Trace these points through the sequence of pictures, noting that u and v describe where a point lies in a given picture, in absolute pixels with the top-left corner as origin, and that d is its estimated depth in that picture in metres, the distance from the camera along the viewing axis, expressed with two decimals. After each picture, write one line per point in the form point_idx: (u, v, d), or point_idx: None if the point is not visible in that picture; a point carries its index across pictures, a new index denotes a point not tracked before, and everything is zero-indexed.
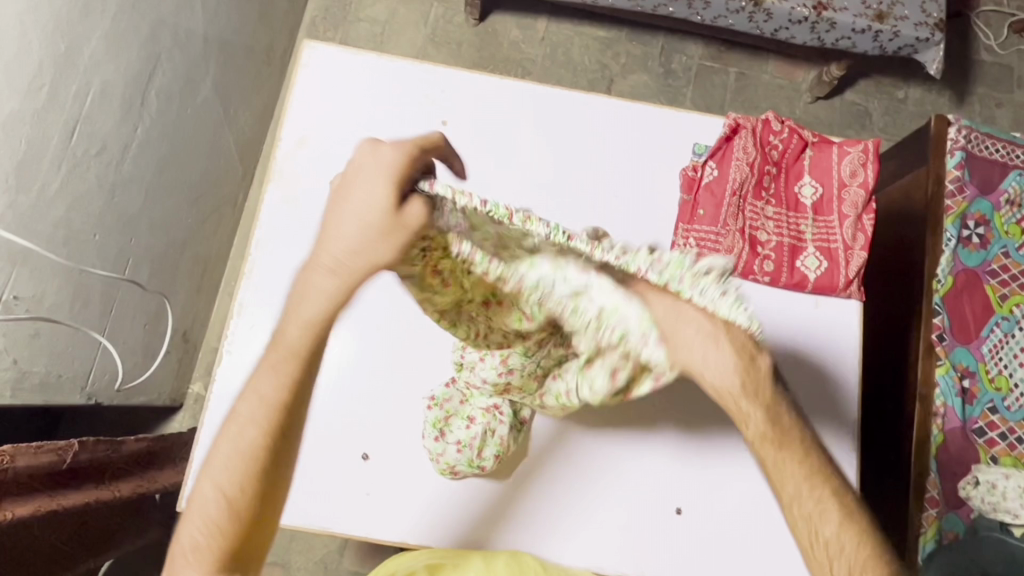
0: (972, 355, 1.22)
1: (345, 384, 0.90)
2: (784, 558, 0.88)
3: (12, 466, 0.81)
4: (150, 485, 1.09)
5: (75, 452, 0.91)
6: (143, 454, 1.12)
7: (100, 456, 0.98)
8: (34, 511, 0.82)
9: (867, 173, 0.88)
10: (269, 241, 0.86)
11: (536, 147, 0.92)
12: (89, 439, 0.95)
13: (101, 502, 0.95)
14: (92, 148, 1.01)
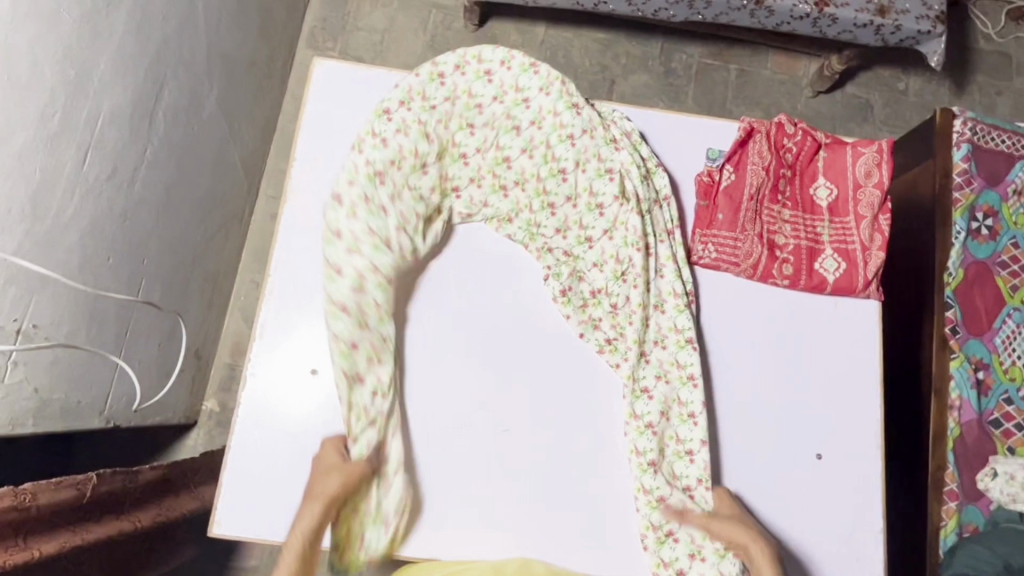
0: (985, 346, 1.23)
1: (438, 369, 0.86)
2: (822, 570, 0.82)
3: (34, 505, 0.81)
4: (168, 512, 1.10)
5: (95, 484, 0.91)
6: (157, 480, 1.10)
7: (117, 487, 0.97)
8: (60, 547, 0.84)
9: (882, 173, 0.88)
10: (287, 260, 0.86)
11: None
12: (106, 471, 0.95)
13: (123, 533, 0.97)
14: (104, 172, 0.99)
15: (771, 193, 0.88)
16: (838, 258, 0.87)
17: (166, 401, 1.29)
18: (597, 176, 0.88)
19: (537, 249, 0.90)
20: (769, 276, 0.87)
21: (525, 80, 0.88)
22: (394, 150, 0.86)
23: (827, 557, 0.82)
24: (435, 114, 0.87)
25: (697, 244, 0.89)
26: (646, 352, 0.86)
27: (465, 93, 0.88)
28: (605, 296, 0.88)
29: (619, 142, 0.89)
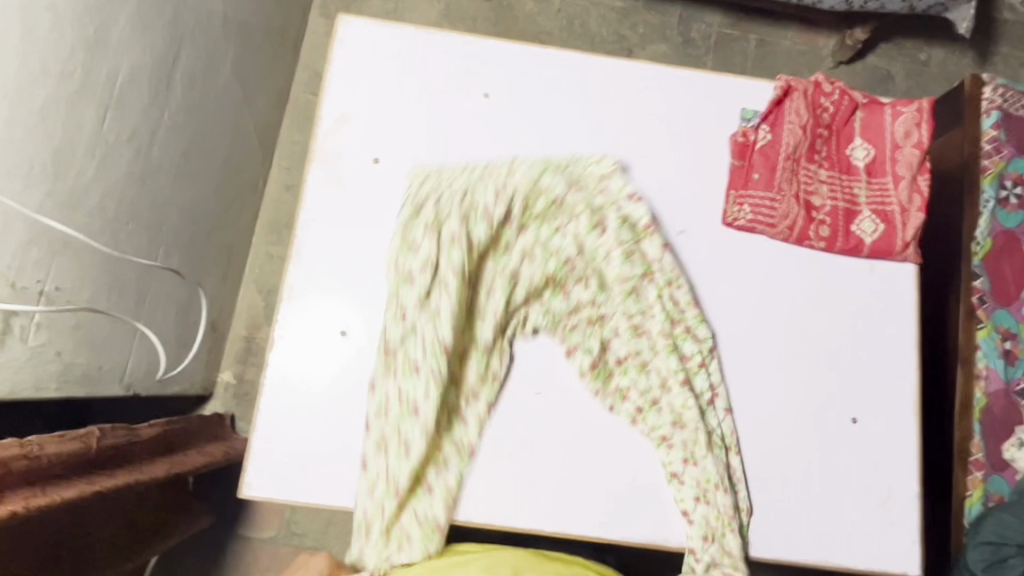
0: (1013, 316, 1.21)
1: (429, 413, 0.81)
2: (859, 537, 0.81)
3: (44, 454, 0.82)
4: (180, 466, 1.13)
5: (99, 438, 0.94)
6: (163, 438, 1.13)
7: (122, 441, 0.99)
8: (78, 495, 0.85)
9: (921, 133, 0.86)
10: (315, 224, 0.83)
11: (572, 126, 0.89)
12: (109, 427, 0.97)
13: (139, 483, 1.00)
14: (124, 134, 0.97)
15: (808, 152, 0.86)
16: (877, 220, 0.85)
17: (185, 372, 1.29)
18: (607, 257, 0.83)
19: (562, 332, 0.83)
20: (805, 238, 0.85)
21: (513, 174, 0.83)
22: (410, 200, 0.82)
23: (861, 530, 0.81)
24: (431, 218, 0.80)
25: (731, 205, 0.87)
26: (667, 435, 0.80)
27: (463, 195, 0.80)
28: (633, 360, 0.82)
29: (607, 221, 0.83)
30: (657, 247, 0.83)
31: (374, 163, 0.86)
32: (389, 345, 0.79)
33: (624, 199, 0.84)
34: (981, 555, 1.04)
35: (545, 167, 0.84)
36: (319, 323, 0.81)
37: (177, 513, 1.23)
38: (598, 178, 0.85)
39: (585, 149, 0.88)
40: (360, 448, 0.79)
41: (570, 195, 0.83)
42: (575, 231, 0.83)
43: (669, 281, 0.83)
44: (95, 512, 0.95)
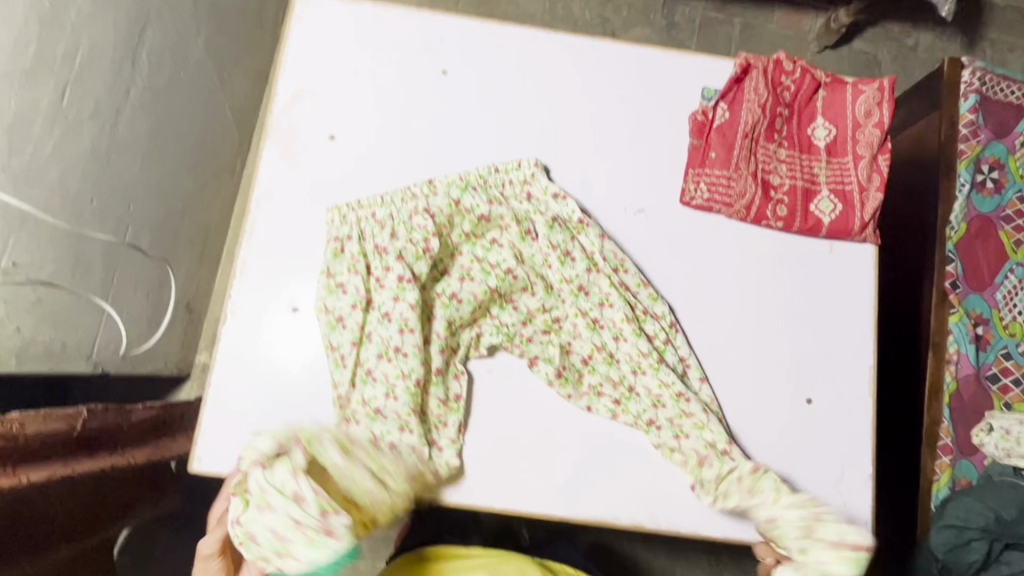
0: (985, 301, 1.21)
1: None
2: None
3: (22, 433, 0.84)
4: (162, 453, 1.15)
5: (85, 419, 0.96)
6: (154, 421, 1.16)
7: (111, 423, 1.03)
8: (48, 477, 0.87)
9: (882, 112, 0.85)
10: (270, 199, 0.83)
11: (530, 103, 0.88)
12: (98, 408, 1.00)
13: (116, 468, 1.02)
14: (85, 111, 0.98)
15: (766, 132, 0.85)
16: (834, 200, 0.85)
17: (156, 352, 1.28)
18: (550, 261, 0.82)
19: (517, 346, 0.81)
20: (762, 218, 0.85)
21: (434, 195, 0.82)
22: (346, 227, 0.81)
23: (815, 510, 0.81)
24: (356, 253, 0.80)
25: (689, 183, 0.86)
26: (654, 419, 0.79)
27: (383, 229, 0.80)
28: (598, 359, 0.82)
29: (535, 228, 0.83)
30: (595, 238, 0.83)
31: (330, 139, 0.85)
32: (337, 348, 0.78)
33: (549, 201, 0.84)
34: (945, 539, 1.02)
35: (463, 185, 0.82)
36: (272, 296, 0.81)
37: (148, 494, 1.22)
38: (520, 185, 0.84)
39: (502, 159, 0.86)
40: (318, 422, 0.79)
41: (495, 209, 0.82)
42: (509, 241, 0.82)
43: (616, 269, 0.83)
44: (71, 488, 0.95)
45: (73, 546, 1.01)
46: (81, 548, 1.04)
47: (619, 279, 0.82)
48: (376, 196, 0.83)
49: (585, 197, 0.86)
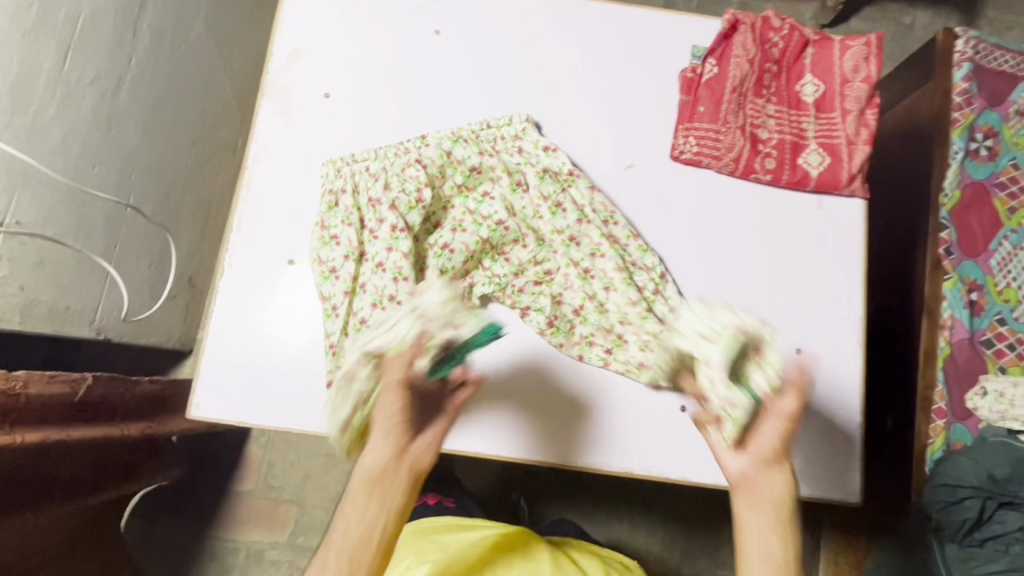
0: (980, 268, 1.20)
1: None
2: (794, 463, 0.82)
3: (24, 393, 0.84)
4: (158, 428, 1.14)
5: (88, 385, 0.96)
6: (156, 396, 1.16)
7: (112, 393, 1.03)
8: (46, 440, 0.87)
9: (869, 67, 0.86)
10: (266, 154, 0.85)
11: (519, 62, 0.89)
12: (102, 375, 1.00)
13: (112, 438, 1.02)
14: (87, 76, 1.00)
15: (754, 87, 0.86)
16: (822, 153, 0.86)
17: (156, 322, 1.29)
18: (539, 213, 0.84)
19: (509, 296, 0.82)
20: (750, 171, 0.86)
21: (426, 147, 0.84)
22: (343, 180, 0.83)
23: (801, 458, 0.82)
24: (349, 205, 0.82)
25: (678, 138, 0.87)
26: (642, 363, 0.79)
27: (377, 182, 0.82)
28: (589, 311, 0.82)
29: (525, 180, 0.84)
30: (585, 190, 0.85)
31: (324, 98, 0.87)
32: (330, 298, 0.80)
33: (540, 154, 0.85)
34: (938, 497, 1.03)
35: (455, 138, 0.84)
36: (268, 250, 0.83)
37: (145, 463, 1.23)
38: (511, 140, 0.86)
39: (494, 115, 0.88)
40: (311, 372, 0.81)
41: (486, 160, 0.84)
42: (499, 195, 0.83)
43: (606, 220, 0.84)
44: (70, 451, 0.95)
45: (70, 505, 1.02)
46: (77, 508, 1.05)
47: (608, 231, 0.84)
48: (370, 150, 0.85)
49: (574, 153, 0.87)
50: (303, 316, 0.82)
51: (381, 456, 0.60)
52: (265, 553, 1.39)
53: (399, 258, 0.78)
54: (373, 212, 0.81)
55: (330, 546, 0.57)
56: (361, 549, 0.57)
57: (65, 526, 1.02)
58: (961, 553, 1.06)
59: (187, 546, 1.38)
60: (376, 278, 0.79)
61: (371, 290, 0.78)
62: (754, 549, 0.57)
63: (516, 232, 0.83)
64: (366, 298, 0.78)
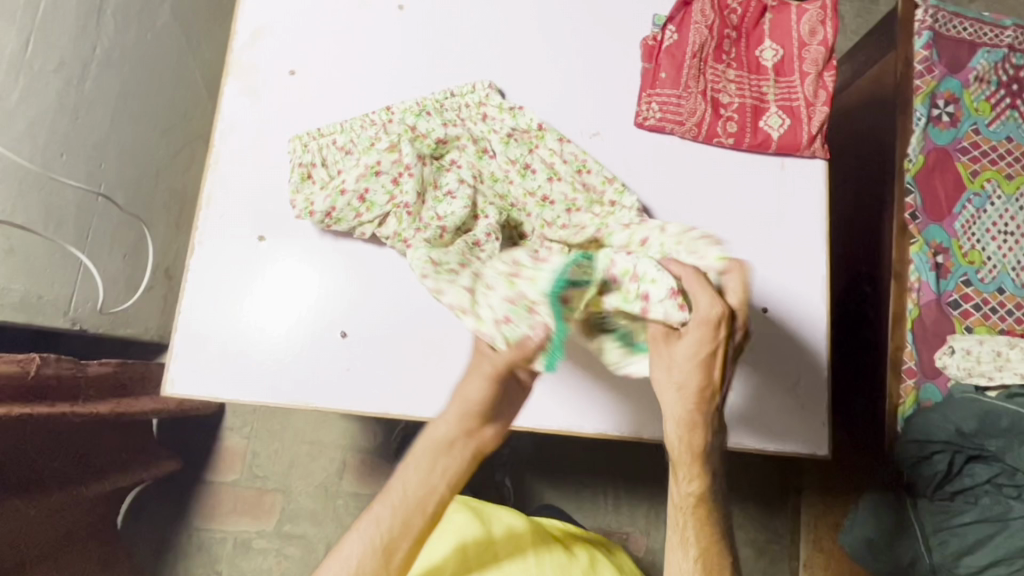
0: (945, 231, 1.15)
1: (359, 310, 0.82)
2: (766, 418, 0.84)
3: None
4: (127, 408, 1.13)
5: (39, 365, 0.96)
6: (112, 378, 1.14)
7: (65, 373, 1.01)
8: (8, 413, 0.89)
9: (826, 30, 0.88)
10: (232, 133, 0.86)
11: (481, 35, 0.90)
12: (51, 356, 0.99)
13: (72, 413, 1.00)
14: (50, 63, 1.01)
15: (714, 52, 0.88)
16: (782, 115, 0.88)
17: (136, 313, 1.26)
18: (512, 177, 0.84)
19: None
20: (713, 135, 0.88)
21: (391, 122, 0.85)
22: (311, 154, 0.83)
23: (772, 413, 0.84)
24: (324, 177, 0.83)
25: (642, 104, 0.89)
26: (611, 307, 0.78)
27: (345, 155, 0.83)
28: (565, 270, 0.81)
29: (491, 146, 0.85)
30: (555, 145, 0.86)
31: (290, 75, 0.88)
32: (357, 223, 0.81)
33: (505, 118, 0.86)
34: (907, 453, 1.02)
35: (416, 111, 0.85)
36: (238, 226, 0.84)
37: (138, 455, 1.25)
38: (476, 107, 0.87)
39: (456, 84, 0.89)
40: (287, 344, 0.82)
41: (450, 131, 0.84)
42: (468, 159, 0.84)
43: (579, 171, 0.86)
44: (43, 443, 0.98)
45: (65, 493, 1.05)
46: (71, 496, 1.06)
47: (581, 179, 0.85)
48: (336, 124, 0.86)
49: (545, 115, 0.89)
50: (286, 305, 0.83)
51: (451, 431, 0.67)
52: (252, 542, 1.39)
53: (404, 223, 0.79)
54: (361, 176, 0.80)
55: (387, 500, 0.66)
56: (414, 511, 0.66)
57: (56, 515, 1.04)
58: (933, 507, 1.03)
59: (175, 538, 1.37)
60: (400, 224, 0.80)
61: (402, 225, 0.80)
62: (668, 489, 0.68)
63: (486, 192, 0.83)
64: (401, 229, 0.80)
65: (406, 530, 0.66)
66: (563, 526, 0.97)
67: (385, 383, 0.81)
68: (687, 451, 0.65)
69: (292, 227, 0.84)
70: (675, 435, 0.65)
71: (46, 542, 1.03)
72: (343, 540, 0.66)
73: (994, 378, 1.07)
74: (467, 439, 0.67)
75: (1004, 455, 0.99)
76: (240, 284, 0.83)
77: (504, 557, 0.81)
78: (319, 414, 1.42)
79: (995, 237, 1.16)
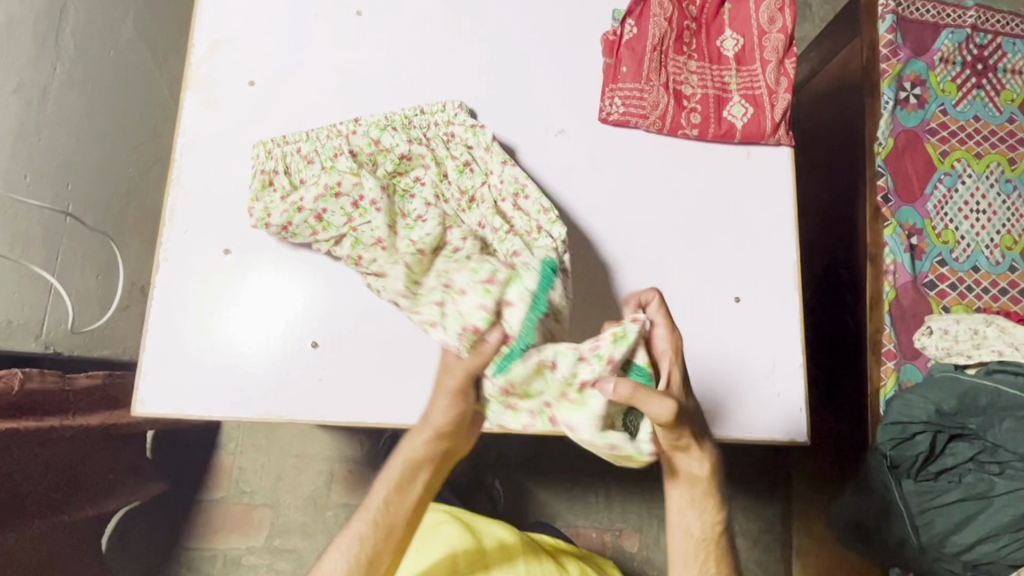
0: (917, 213, 1.16)
1: (326, 323, 0.82)
2: (743, 409, 0.83)
3: None
4: (118, 420, 1.14)
5: (22, 380, 0.96)
6: (103, 392, 1.15)
7: (49, 387, 1.01)
8: None
9: (785, 17, 0.88)
10: (193, 146, 0.86)
11: (440, 37, 0.90)
12: (33, 371, 0.99)
13: (59, 429, 1.00)
14: (8, 84, 1.00)
15: (675, 44, 0.88)
16: (745, 104, 0.88)
17: (113, 333, 1.25)
18: (463, 207, 0.82)
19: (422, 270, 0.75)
20: (677, 127, 0.88)
21: (356, 133, 0.83)
22: (275, 161, 0.82)
23: (746, 403, 0.83)
24: (285, 185, 0.82)
25: (605, 100, 0.88)
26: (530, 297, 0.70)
27: (308, 164, 0.82)
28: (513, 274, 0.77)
29: (451, 169, 0.83)
30: (499, 167, 0.82)
31: (250, 85, 0.87)
32: (310, 237, 0.81)
33: (470, 135, 0.84)
34: (889, 435, 1.01)
35: (382, 126, 0.83)
36: (203, 242, 0.83)
37: (128, 476, 1.23)
38: (444, 126, 0.84)
39: (427, 102, 0.87)
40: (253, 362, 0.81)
41: (415, 147, 0.83)
42: (430, 180, 0.82)
43: (517, 193, 0.81)
44: (25, 467, 0.97)
45: (50, 519, 1.02)
46: (56, 523, 1.04)
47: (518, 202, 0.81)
48: (302, 132, 0.85)
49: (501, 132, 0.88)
50: (265, 321, 0.82)
51: (426, 449, 0.70)
52: (243, 559, 1.37)
53: (362, 241, 0.79)
54: (315, 187, 0.79)
55: (367, 515, 0.70)
56: (393, 525, 0.70)
57: (43, 538, 1.03)
58: (917, 487, 1.01)
59: (164, 557, 1.36)
60: (354, 245, 0.79)
61: (351, 246, 0.80)
62: (677, 524, 0.69)
63: (451, 206, 0.82)
64: (363, 244, 0.79)
65: (387, 540, 0.70)
66: (554, 541, 0.96)
67: (357, 392, 0.80)
68: (710, 484, 0.69)
69: (256, 241, 0.84)
70: (694, 467, 0.67)
71: (32, 567, 1.02)
72: (325, 558, 0.69)
73: (973, 356, 1.05)
74: (437, 454, 0.70)
75: (985, 433, 0.99)
76: (207, 303, 0.82)
77: (494, 566, 0.80)
78: (303, 427, 1.41)
79: (968, 217, 1.16)
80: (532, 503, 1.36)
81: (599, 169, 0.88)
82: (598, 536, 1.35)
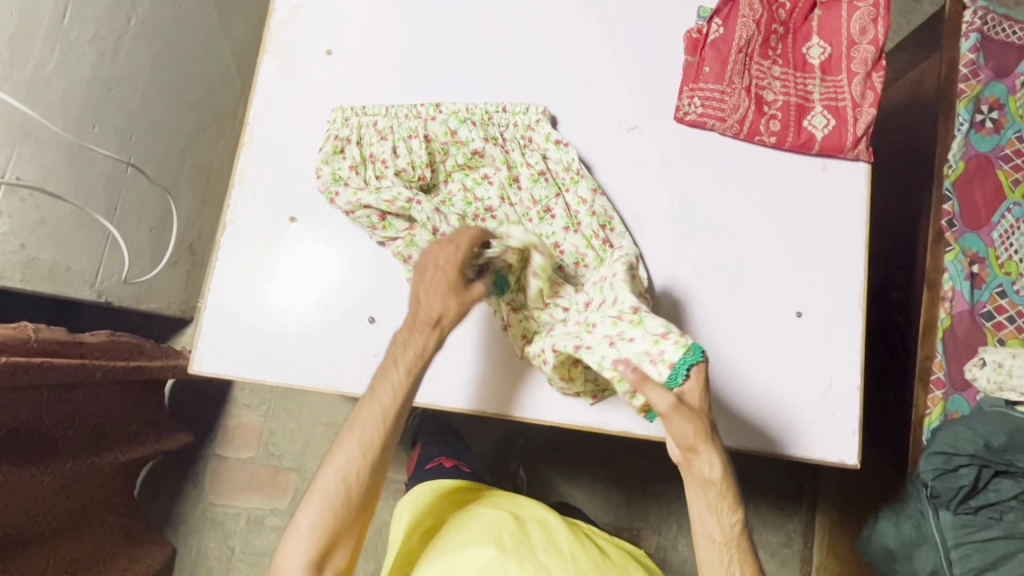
0: (982, 241, 1.12)
1: (387, 302, 0.82)
2: (796, 425, 0.82)
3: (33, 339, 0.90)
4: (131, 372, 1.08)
5: (35, 331, 0.91)
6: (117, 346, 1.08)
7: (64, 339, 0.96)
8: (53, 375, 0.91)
9: (878, 29, 0.85)
10: (266, 111, 0.86)
11: (518, 21, 0.89)
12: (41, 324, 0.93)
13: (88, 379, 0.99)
14: (86, 34, 1.01)
15: (761, 48, 0.86)
16: (828, 115, 0.85)
17: (159, 288, 1.26)
18: (532, 216, 0.82)
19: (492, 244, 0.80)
20: (755, 133, 0.86)
21: (435, 119, 0.83)
22: (350, 130, 0.83)
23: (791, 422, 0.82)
24: (355, 156, 0.81)
25: (683, 98, 0.86)
26: (559, 242, 0.82)
27: (381, 139, 0.82)
28: (585, 267, 0.81)
29: (522, 178, 0.83)
30: (584, 193, 0.82)
31: (326, 54, 0.87)
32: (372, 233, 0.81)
33: (550, 148, 0.83)
34: (933, 465, 0.98)
35: (461, 117, 0.83)
36: (270, 208, 0.84)
37: (150, 428, 1.24)
38: (523, 129, 0.84)
39: (511, 100, 0.86)
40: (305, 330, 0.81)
41: (490, 146, 0.82)
42: (498, 181, 0.82)
43: (603, 226, 0.82)
44: (55, 411, 0.97)
45: (81, 463, 1.04)
46: (85, 467, 1.05)
47: (603, 235, 0.81)
48: (381, 106, 0.85)
49: (568, 133, 0.86)
50: (318, 287, 0.82)
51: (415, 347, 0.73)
52: (265, 519, 1.39)
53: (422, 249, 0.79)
54: (384, 194, 0.78)
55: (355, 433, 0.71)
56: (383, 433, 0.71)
57: (71, 481, 1.04)
58: (955, 521, 0.98)
59: (189, 509, 1.39)
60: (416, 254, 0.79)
61: (405, 244, 0.79)
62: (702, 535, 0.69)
63: (521, 209, 0.83)
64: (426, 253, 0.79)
65: (347, 519, 0.69)
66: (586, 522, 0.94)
67: None
68: (725, 487, 0.68)
69: (322, 209, 0.83)
70: (709, 470, 0.68)
71: (67, 512, 1.06)
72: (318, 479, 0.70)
73: None
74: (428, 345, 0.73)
75: None
76: (265, 262, 0.83)
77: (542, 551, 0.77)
78: (334, 397, 1.42)
79: None
80: (554, 493, 1.36)
81: (670, 168, 0.86)
82: (616, 532, 1.35)
